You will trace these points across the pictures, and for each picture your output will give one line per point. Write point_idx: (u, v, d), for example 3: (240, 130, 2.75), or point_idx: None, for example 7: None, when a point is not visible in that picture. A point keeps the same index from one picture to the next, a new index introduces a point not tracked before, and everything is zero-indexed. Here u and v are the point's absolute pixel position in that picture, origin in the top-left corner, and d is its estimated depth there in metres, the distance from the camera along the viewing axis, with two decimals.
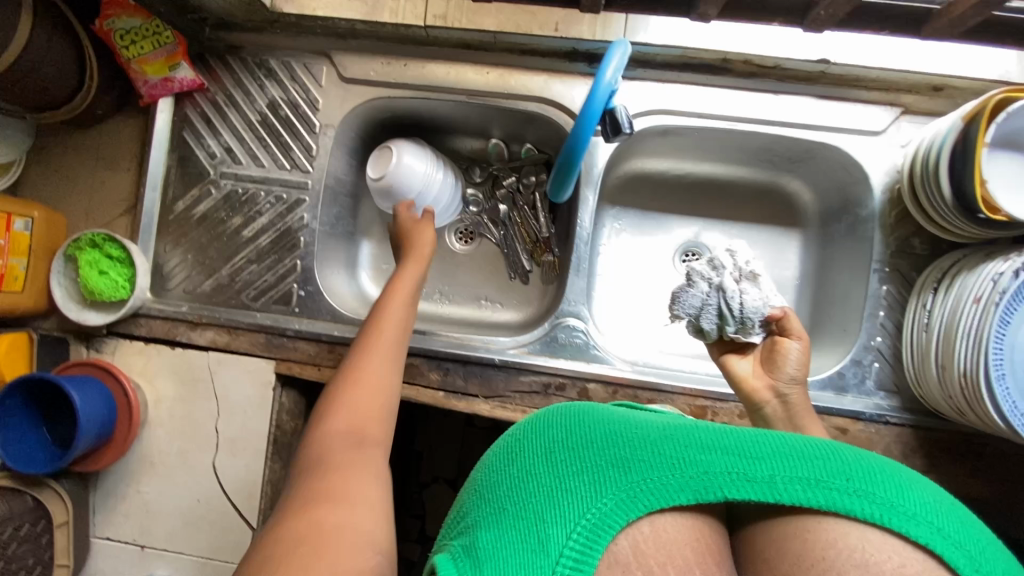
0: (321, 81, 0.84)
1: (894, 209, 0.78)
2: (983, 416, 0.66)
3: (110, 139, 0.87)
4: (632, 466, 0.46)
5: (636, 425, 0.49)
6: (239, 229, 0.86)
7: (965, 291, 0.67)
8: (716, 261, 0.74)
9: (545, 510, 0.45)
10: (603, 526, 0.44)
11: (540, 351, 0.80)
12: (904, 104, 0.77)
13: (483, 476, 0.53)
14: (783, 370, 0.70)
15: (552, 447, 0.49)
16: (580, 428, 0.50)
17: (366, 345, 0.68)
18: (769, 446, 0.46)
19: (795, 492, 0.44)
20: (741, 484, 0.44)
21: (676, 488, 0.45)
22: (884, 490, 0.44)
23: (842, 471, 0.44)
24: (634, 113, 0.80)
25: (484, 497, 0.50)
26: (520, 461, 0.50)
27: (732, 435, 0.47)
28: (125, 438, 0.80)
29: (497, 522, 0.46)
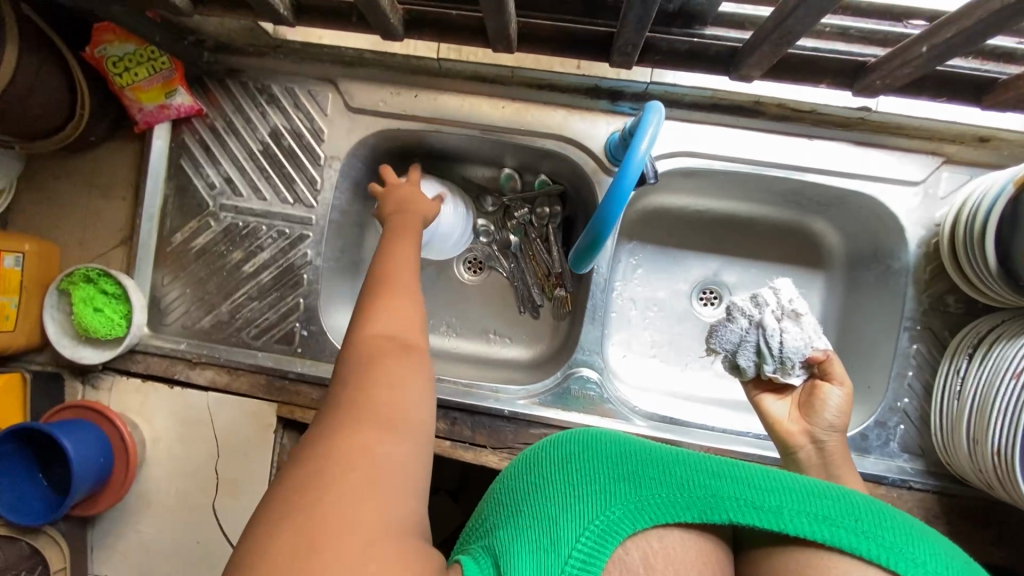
0: (327, 109, 0.80)
1: (928, 263, 0.75)
2: (1016, 495, 0.62)
3: (105, 166, 0.83)
4: (643, 481, 0.43)
5: (652, 443, 0.47)
6: (240, 263, 0.82)
7: (1003, 364, 0.63)
8: (760, 296, 0.70)
9: (557, 512, 0.42)
10: (610, 532, 0.41)
11: (552, 402, 0.77)
12: (946, 154, 0.73)
13: (498, 483, 0.49)
14: (821, 417, 0.67)
15: (569, 457, 0.46)
16: (594, 441, 0.47)
17: (384, 282, 0.62)
18: (779, 476, 0.44)
19: (799, 524, 0.42)
20: (746, 509, 0.42)
21: (682, 505, 0.43)
22: (893, 534, 0.41)
23: (852, 511, 0.42)
24: (657, 155, 0.75)
25: (496, 504, 0.46)
26: (530, 471, 0.47)
27: (739, 463, 0.45)
28: (122, 483, 0.77)
29: (512, 521, 0.43)
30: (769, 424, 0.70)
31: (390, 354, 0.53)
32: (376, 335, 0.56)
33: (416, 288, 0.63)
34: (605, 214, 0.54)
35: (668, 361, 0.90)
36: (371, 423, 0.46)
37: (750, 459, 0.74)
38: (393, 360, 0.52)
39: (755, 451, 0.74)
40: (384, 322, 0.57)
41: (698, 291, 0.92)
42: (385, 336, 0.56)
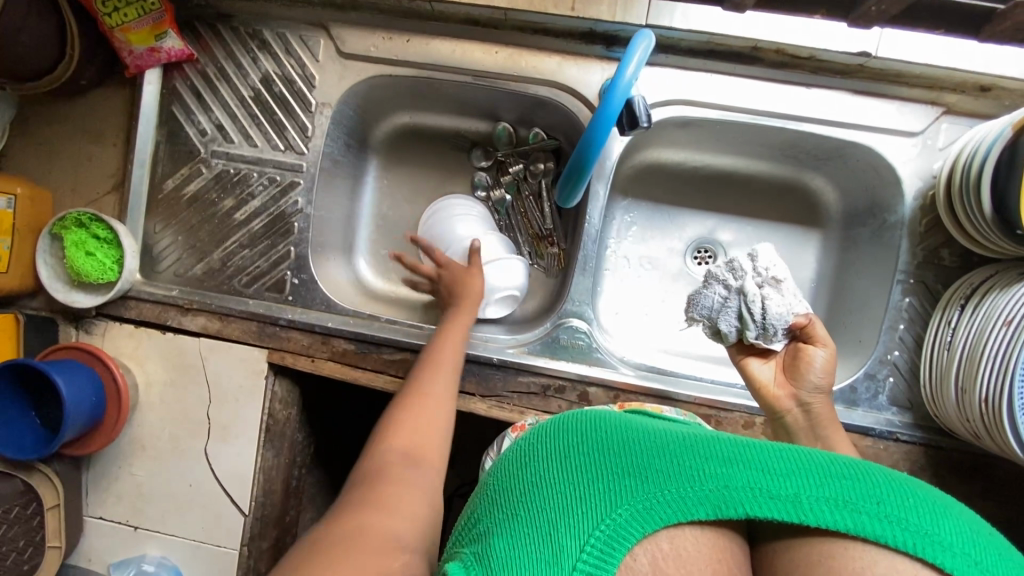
0: (318, 55, 0.79)
1: (925, 217, 0.73)
2: (1003, 444, 0.62)
3: (95, 112, 0.82)
4: (649, 476, 0.41)
5: (655, 431, 0.44)
6: (231, 211, 0.82)
7: (994, 312, 0.63)
8: (736, 263, 0.69)
9: (557, 519, 0.39)
10: (617, 540, 0.39)
11: (540, 351, 0.77)
12: (947, 104, 0.71)
13: (492, 477, 0.47)
14: (805, 378, 0.67)
15: (574, 453, 0.43)
16: (602, 432, 0.44)
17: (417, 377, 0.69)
18: (794, 458, 0.41)
19: (819, 513, 0.39)
20: (764, 500, 0.39)
21: (696, 501, 0.40)
22: (917, 518, 0.39)
23: (873, 494, 0.39)
24: (651, 103, 0.74)
25: (493, 503, 0.44)
26: (529, 464, 0.44)
27: (755, 446, 0.42)
28: (114, 426, 0.77)
29: (512, 528, 0.40)
30: (755, 392, 0.71)
31: (401, 471, 0.59)
32: (396, 449, 0.61)
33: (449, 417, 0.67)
34: (590, 137, 0.55)
35: (661, 318, 0.90)
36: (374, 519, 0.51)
37: (735, 409, 0.74)
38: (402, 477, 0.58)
39: (743, 399, 0.74)
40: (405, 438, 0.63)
41: (693, 250, 0.91)
42: (403, 454, 0.61)
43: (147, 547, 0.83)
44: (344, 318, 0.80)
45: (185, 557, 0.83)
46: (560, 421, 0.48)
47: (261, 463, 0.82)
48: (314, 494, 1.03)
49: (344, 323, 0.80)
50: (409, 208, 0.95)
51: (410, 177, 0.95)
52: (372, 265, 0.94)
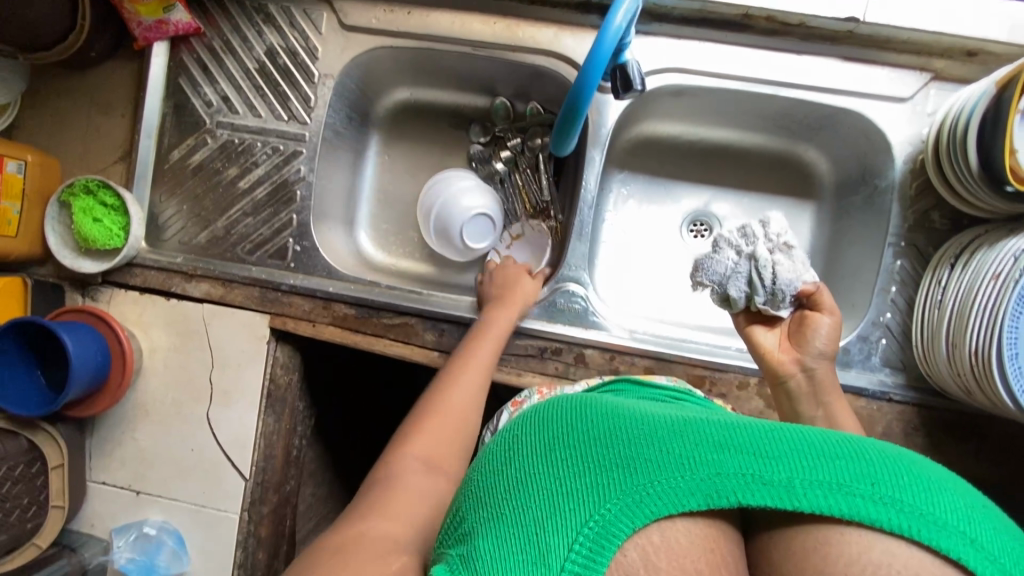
0: (322, 28, 0.81)
1: (915, 180, 0.74)
2: (993, 397, 0.63)
3: (104, 84, 0.84)
4: (638, 467, 0.38)
5: (639, 417, 0.42)
6: (235, 179, 0.84)
7: (983, 267, 0.64)
8: (749, 229, 0.67)
9: (544, 516, 0.37)
10: (607, 536, 0.37)
11: (538, 315, 0.78)
12: (935, 70, 0.73)
13: (475, 473, 0.45)
14: (811, 345, 0.68)
15: (558, 445, 0.41)
16: (585, 423, 0.42)
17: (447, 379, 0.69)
18: (786, 441, 0.40)
19: (814, 499, 0.38)
20: (758, 488, 0.38)
21: (687, 492, 0.38)
22: (914, 499, 0.37)
23: (869, 474, 0.38)
24: (646, 70, 0.76)
25: (476, 501, 0.41)
26: (513, 458, 0.42)
27: (745, 430, 0.40)
28: (119, 386, 0.79)
29: (494, 528, 0.38)
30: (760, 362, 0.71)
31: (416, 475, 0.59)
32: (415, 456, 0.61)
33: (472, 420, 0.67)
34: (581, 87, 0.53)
35: (658, 289, 0.91)
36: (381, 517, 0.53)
37: (729, 369, 0.75)
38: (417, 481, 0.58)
39: (735, 361, 0.75)
40: (425, 442, 0.63)
41: (689, 223, 0.92)
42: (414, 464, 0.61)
43: (149, 511, 0.84)
44: (345, 283, 0.81)
45: (186, 522, 0.84)
46: (541, 411, 0.45)
47: (263, 427, 0.83)
48: (315, 467, 1.04)
49: (344, 288, 0.81)
50: (410, 183, 0.97)
51: (410, 153, 0.97)
52: (373, 238, 0.96)
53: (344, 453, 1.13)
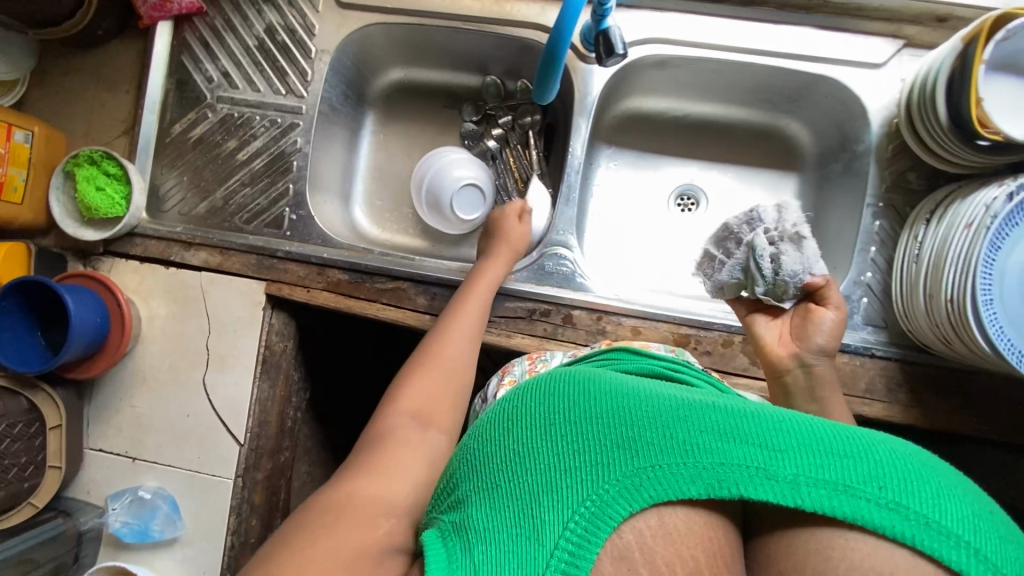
0: (318, 6, 0.85)
1: (892, 142, 0.76)
2: (971, 344, 0.64)
3: (109, 62, 0.88)
4: (639, 451, 0.41)
5: (649, 401, 0.44)
6: (234, 151, 0.86)
7: (957, 218, 0.66)
8: (757, 216, 0.68)
9: (545, 488, 0.41)
10: (602, 516, 0.39)
11: (528, 278, 0.80)
12: (907, 36, 0.76)
13: (481, 434, 0.48)
14: (812, 340, 0.67)
15: (564, 425, 0.43)
16: (594, 405, 0.44)
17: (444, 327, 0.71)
18: (796, 434, 0.40)
19: (818, 498, 0.38)
20: (759, 480, 0.39)
21: (688, 479, 0.40)
22: (919, 506, 0.37)
23: (876, 477, 0.38)
24: (629, 40, 0.79)
25: (481, 467, 0.45)
26: (521, 428, 0.45)
27: (754, 421, 0.41)
28: (117, 349, 0.81)
29: (499, 496, 0.42)
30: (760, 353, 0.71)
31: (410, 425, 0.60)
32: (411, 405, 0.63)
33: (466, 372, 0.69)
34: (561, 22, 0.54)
35: (647, 259, 0.91)
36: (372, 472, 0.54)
37: (713, 328, 0.76)
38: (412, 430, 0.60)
39: (719, 320, 0.77)
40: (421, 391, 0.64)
41: (676, 198, 0.93)
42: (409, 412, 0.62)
43: (145, 478, 0.85)
44: (339, 250, 0.84)
45: (181, 487, 0.85)
46: (553, 384, 0.47)
47: (258, 393, 0.85)
48: (309, 445, 1.05)
49: (338, 253, 0.83)
50: (403, 162, 0.99)
51: (404, 132, 1.00)
52: (368, 214, 0.98)
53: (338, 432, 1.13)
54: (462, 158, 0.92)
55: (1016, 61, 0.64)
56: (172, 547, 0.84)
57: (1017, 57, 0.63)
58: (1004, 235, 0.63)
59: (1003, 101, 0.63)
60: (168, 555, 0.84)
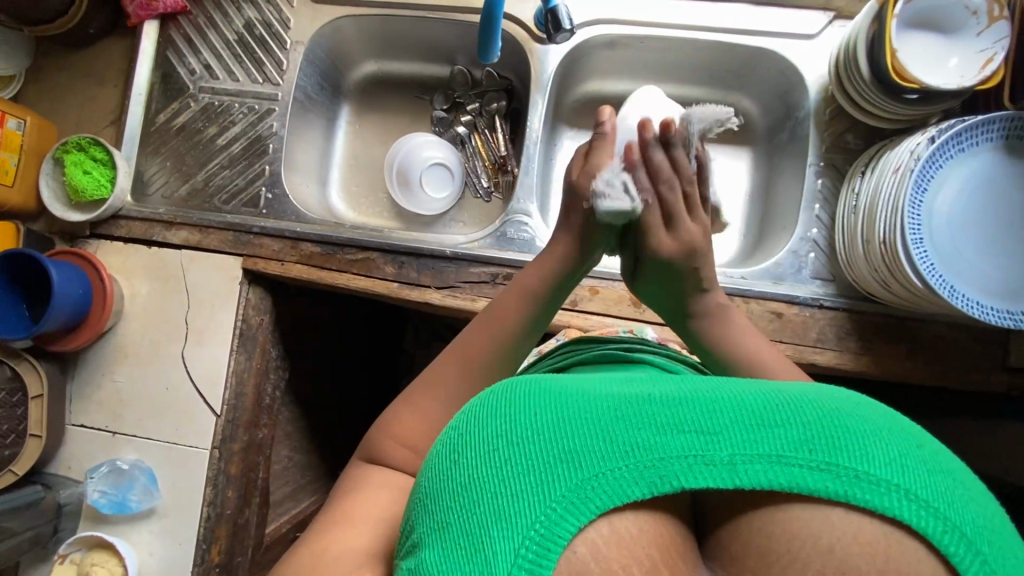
0: (294, 2, 0.92)
1: (830, 105, 0.80)
2: (906, 284, 0.66)
3: (100, 59, 0.94)
4: (579, 456, 0.34)
5: (574, 394, 0.37)
6: (214, 137, 0.92)
7: (888, 165, 0.69)
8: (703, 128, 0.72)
9: (488, 521, 0.33)
10: (550, 540, 0.32)
11: (491, 245, 0.84)
12: (837, 9, 0.81)
13: (419, 473, 0.39)
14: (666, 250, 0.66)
15: (493, 442, 0.35)
16: (521, 412, 0.36)
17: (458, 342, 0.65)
18: (729, 411, 0.35)
19: (757, 475, 0.33)
20: (701, 471, 0.33)
21: (631, 481, 0.34)
22: (848, 459, 0.33)
23: (805, 439, 0.34)
24: (578, 23, 0.85)
25: (420, 508, 0.37)
26: (452, 459, 0.36)
27: (688, 403, 0.35)
28: (98, 322, 0.85)
29: (441, 540, 0.34)
30: (670, 313, 0.70)
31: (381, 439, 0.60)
32: (389, 423, 0.60)
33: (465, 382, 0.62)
34: None
35: None
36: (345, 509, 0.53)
37: None
38: (386, 442, 0.58)
39: None
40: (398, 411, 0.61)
41: None
42: (386, 428, 0.60)
43: (123, 451, 0.87)
44: (312, 224, 0.88)
45: (158, 460, 0.87)
46: (477, 401, 0.39)
47: (234, 365, 0.87)
48: (290, 429, 1.07)
49: (311, 227, 0.87)
50: (378, 149, 1.04)
51: (378, 121, 1.05)
52: (344, 199, 1.03)
53: (318, 417, 1.16)
54: (432, 140, 0.99)
55: (933, 16, 0.69)
56: (150, 519, 0.86)
57: (933, 13, 0.69)
58: (928, 179, 0.66)
59: (921, 55, 0.69)
60: (146, 528, 0.86)
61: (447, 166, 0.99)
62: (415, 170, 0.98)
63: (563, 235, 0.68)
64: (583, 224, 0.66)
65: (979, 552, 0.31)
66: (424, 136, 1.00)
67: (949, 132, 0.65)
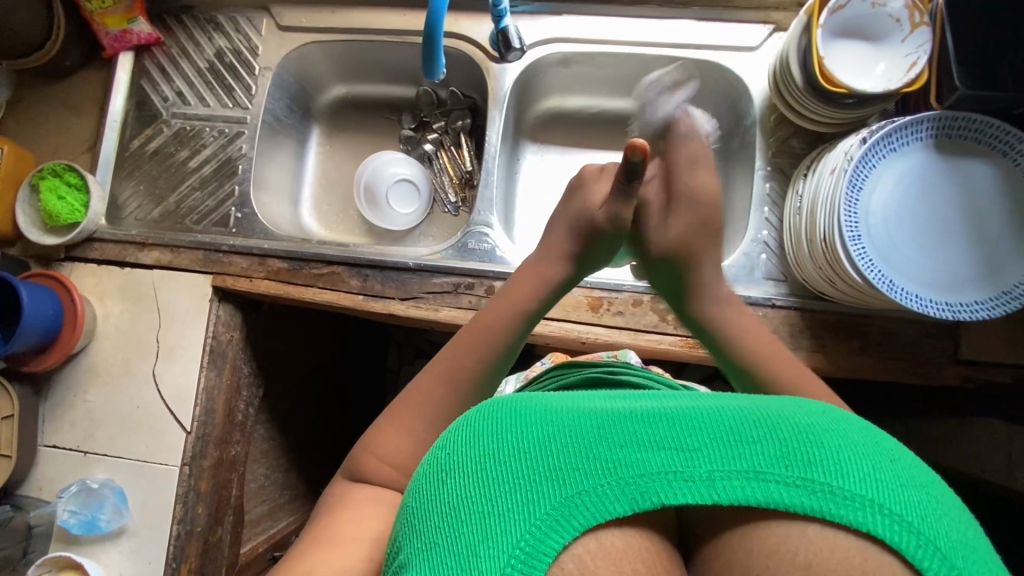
0: (262, 30, 0.97)
1: (774, 113, 0.83)
2: (844, 278, 0.68)
3: (76, 88, 0.98)
4: (564, 475, 0.34)
5: (559, 414, 0.38)
6: (186, 160, 0.96)
7: (826, 166, 0.71)
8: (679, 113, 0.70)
9: (474, 540, 0.33)
10: (535, 557, 0.33)
11: (453, 256, 0.87)
12: (776, 22, 0.85)
13: (407, 492, 0.40)
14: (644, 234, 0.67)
15: (482, 462, 0.36)
16: (510, 432, 0.37)
17: (441, 356, 0.61)
18: (707, 428, 0.35)
19: (734, 490, 0.34)
20: (681, 486, 0.34)
21: (613, 497, 0.34)
22: (822, 474, 0.33)
23: (782, 455, 0.34)
24: (530, 43, 0.89)
25: (411, 528, 0.37)
26: (442, 479, 0.37)
27: (668, 422, 0.36)
28: (69, 343, 0.86)
29: (428, 558, 0.34)
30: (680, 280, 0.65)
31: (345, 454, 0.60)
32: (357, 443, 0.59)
33: (436, 396, 0.58)
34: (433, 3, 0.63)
35: None
36: (313, 531, 0.52)
37: (622, 290, 0.81)
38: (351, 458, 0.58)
39: (629, 284, 0.82)
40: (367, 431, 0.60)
41: None
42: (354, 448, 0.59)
43: (94, 470, 0.88)
44: (279, 241, 0.91)
45: (129, 478, 0.87)
46: (467, 421, 0.40)
47: (205, 382, 0.88)
48: (267, 447, 1.07)
49: (278, 244, 0.90)
50: (347, 168, 1.07)
51: (347, 141, 1.08)
52: (316, 218, 1.05)
53: (296, 435, 1.16)
54: (401, 157, 1.03)
55: (858, 27, 0.74)
56: (120, 539, 0.86)
57: (857, 24, 0.74)
58: (862, 179, 0.68)
59: (849, 62, 0.74)
60: (116, 548, 0.86)
61: (414, 182, 1.02)
62: (385, 188, 1.01)
63: (564, 232, 0.66)
64: (587, 221, 0.65)
65: (952, 565, 0.32)
66: (389, 154, 1.03)
67: (879, 133, 0.68)
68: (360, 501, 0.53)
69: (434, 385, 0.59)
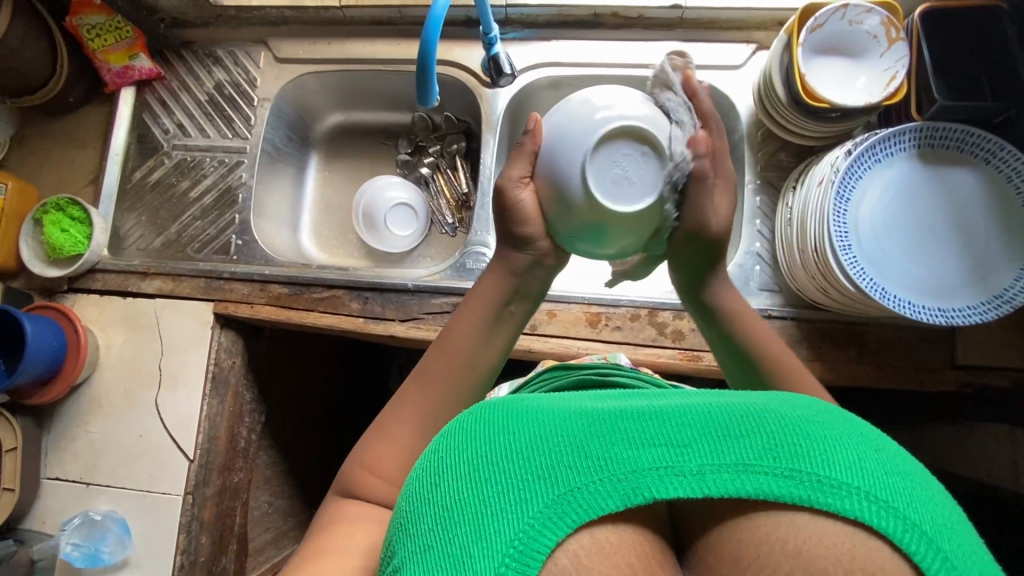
0: (260, 63, 0.99)
1: (760, 128, 0.86)
2: (838, 288, 0.69)
3: (79, 123, 1.00)
4: (556, 473, 0.35)
5: (551, 415, 0.38)
6: (187, 190, 0.98)
7: (814, 178, 0.73)
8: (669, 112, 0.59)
9: (468, 541, 0.33)
10: (528, 555, 0.33)
11: (451, 276, 0.88)
12: (758, 41, 0.88)
13: (400, 498, 0.40)
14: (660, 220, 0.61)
15: (475, 463, 0.36)
16: (503, 434, 0.37)
17: (426, 367, 0.61)
18: (696, 423, 0.36)
19: (724, 483, 0.34)
20: (673, 481, 0.34)
21: (605, 494, 0.34)
22: (808, 464, 0.34)
23: (769, 446, 0.35)
24: (521, 67, 0.91)
25: (404, 532, 0.37)
26: (436, 481, 0.37)
27: (657, 419, 0.36)
28: (71, 374, 0.87)
29: (423, 561, 0.34)
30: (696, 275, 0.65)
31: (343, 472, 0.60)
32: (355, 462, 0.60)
33: (433, 412, 0.59)
34: (425, 36, 0.66)
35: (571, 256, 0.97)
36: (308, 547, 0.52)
37: (619, 304, 0.82)
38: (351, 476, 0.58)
39: (625, 298, 0.83)
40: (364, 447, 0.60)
41: None
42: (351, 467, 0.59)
43: (97, 502, 0.88)
44: (279, 266, 0.92)
45: (131, 508, 0.87)
46: (461, 426, 0.40)
47: (207, 409, 0.89)
48: (270, 473, 1.06)
49: (277, 269, 0.91)
50: (346, 193, 1.09)
51: (345, 168, 1.10)
52: (316, 243, 1.07)
53: (300, 460, 1.16)
54: (399, 180, 1.05)
55: (837, 44, 0.77)
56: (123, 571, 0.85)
57: (836, 42, 0.77)
58: (849, 189, 0.70)
59: (829, 79, 0.77)
60: None
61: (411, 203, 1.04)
62: (381, 210, 1.03)
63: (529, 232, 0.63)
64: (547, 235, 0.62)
65: (940, 549, 0.32)
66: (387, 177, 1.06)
67: (864, 145, 0.69)
68: (361, 519, 0.53)
69: (433, 403, 0.59)
